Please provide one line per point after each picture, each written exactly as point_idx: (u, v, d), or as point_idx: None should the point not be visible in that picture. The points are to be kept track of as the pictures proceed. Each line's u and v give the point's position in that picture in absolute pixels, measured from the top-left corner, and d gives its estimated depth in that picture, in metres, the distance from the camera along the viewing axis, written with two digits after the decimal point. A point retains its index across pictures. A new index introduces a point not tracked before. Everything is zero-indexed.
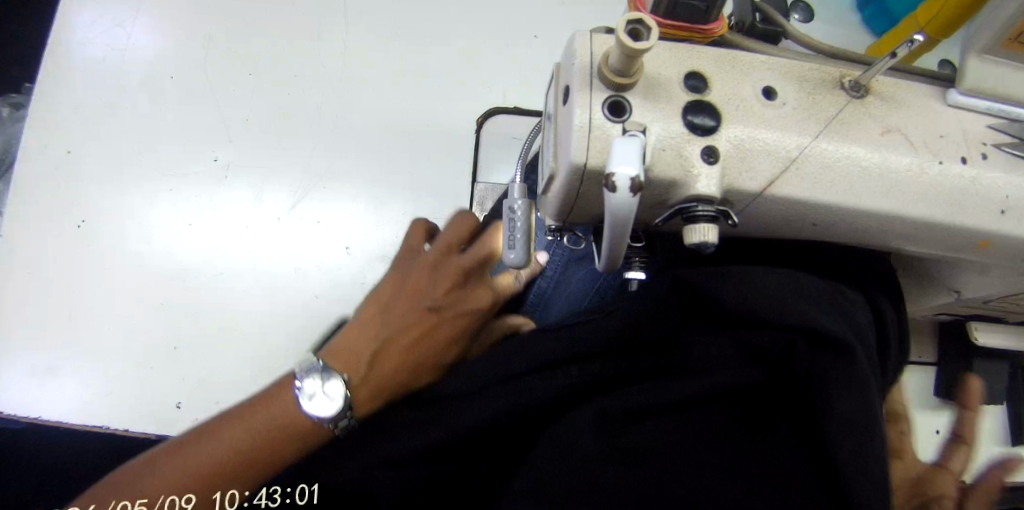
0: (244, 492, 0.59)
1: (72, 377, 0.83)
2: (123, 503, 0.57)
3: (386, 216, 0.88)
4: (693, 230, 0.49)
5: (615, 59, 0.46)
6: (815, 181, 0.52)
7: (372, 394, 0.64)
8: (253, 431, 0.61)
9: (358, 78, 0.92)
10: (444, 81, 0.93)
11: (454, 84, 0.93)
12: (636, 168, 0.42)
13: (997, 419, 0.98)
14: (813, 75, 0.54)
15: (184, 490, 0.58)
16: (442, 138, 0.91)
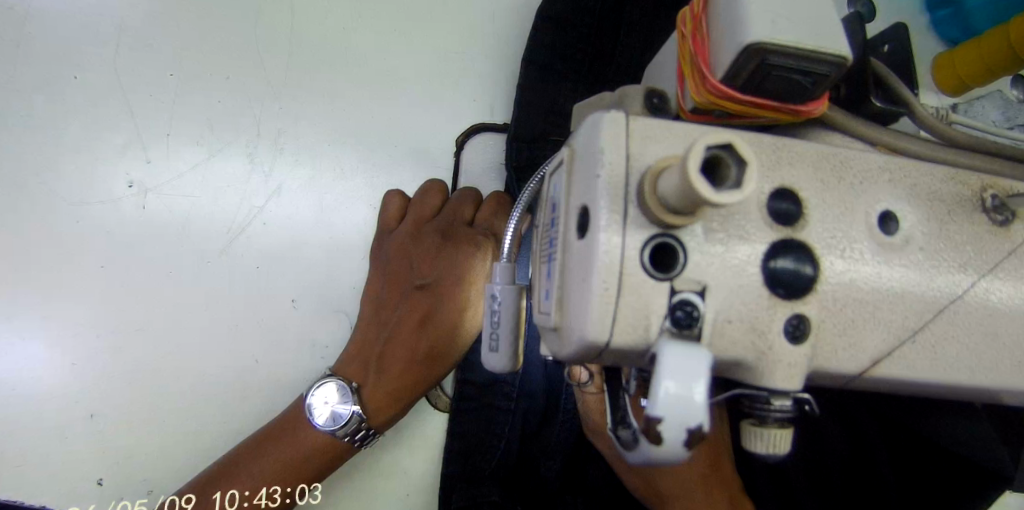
0: (244, 493, 0.61)
1: None
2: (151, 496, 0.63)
3: (345, 262, 0.71)
4: (756, 434, 0.33)
5: (672, 192, 0.28)
6: (936, 355, 0.36)
7: (386, 406, 0.65)
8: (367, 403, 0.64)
9: (306, 82, 0.71)
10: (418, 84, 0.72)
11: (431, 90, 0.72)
12: (699, 406, 0.26)
13: None
14: (947, 187, 0.37)
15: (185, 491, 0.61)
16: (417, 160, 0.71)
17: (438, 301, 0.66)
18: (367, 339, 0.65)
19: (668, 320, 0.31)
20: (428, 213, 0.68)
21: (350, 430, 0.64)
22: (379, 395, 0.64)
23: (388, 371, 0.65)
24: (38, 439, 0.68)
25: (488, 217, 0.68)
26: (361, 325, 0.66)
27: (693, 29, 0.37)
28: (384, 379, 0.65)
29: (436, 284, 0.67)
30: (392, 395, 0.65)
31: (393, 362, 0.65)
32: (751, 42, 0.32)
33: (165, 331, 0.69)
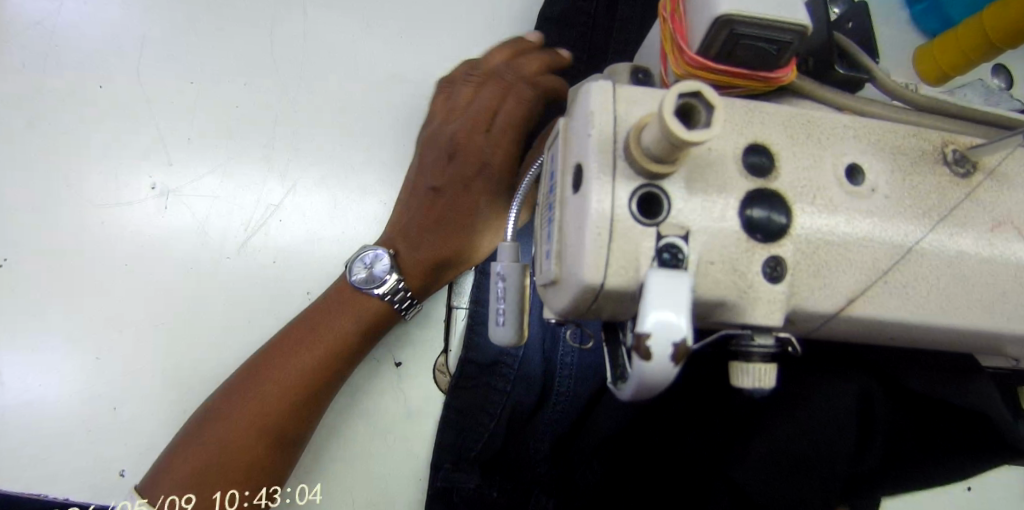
0: (244, 492, 0.58)
1: None
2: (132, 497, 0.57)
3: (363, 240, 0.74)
4: (744, 370, 0.36)
5: (652, 140, 0.32)
6: (908, 295, 0.39)
7: (421, 271, 0.67)
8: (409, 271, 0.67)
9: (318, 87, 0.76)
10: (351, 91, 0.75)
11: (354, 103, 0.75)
12: (682, 323, 0.29)
13: None
14: (909, 143, 0.41)
15: (185, 489, 0.56)
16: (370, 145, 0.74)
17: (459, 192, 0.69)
18: (395, 223, 0.69)
19: (655, 260, 0.34)
20: (462, 104, 0.71)
21: (390, 289, 0.65)
22: (414, 267, 0.67)
23: (420, 244, 0.67)
24: (63, 429, 0.71)
25: (517, 113, 0.68)
26: (391, 219, 0.70)
27: (671, 12, 0.41)
28: (411, 254, 0.67)
29: (451, 182, 0.69)
30: (430, 262, 0.67)
31: (424, 236, 0.68)
32: (719, 14, 0.36)
33: (186, 324, 0.73)
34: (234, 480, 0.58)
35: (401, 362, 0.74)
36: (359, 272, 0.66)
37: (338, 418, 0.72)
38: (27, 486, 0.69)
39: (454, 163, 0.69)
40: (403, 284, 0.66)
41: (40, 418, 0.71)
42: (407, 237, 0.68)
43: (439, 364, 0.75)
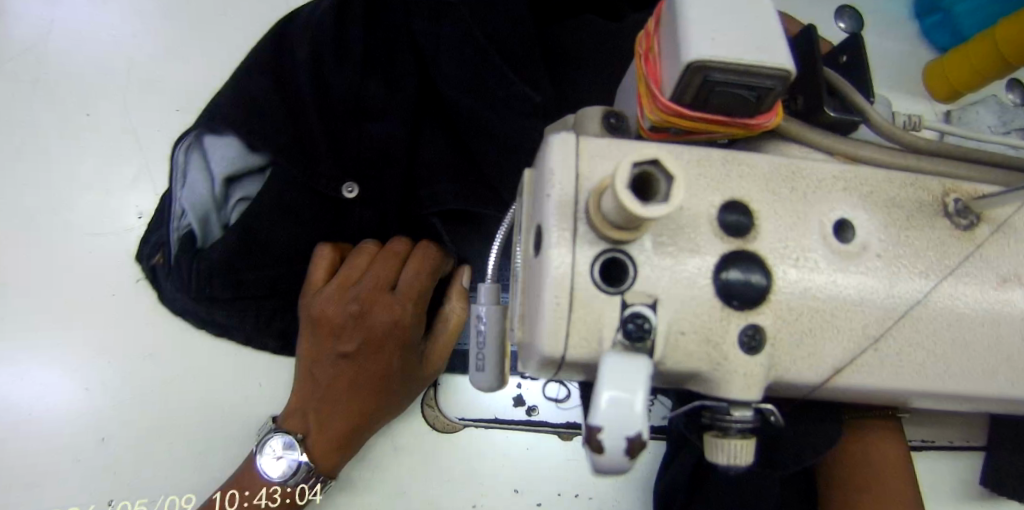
0: (244, 492, 0.60)
1: None
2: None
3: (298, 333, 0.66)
4: (719, 445, 0.33)
5: (610, 207, 0.29)
6: (902, 362, 0.36)
7: (333, 450, 0.61)
8: (332, 435, 0.61)
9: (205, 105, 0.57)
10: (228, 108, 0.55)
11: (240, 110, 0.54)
12: (639, 414, 0.27)
13: None
14: (905, 194, 0.38)
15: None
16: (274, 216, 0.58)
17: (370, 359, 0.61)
18: (302, 395, 0.63)
19: (620, 332, 0.32)
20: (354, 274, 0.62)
21: (303, 476, 0.60)
22: (334, 438, 0.61)
23: (327, 423, 0.61)
24: (46, 463, 0.70)
25: (427, 265, 0.62)
26: (299, 381, 0.64)
27: (645, 52, 0.38)
28: (320, 436, 0.61)
29: (360, 346, 0.61)
30: (338, 446, 0.61)
31: (331, 413, 0.61)
32: (689, 62, 0.33)
33: (171, 355, 0.73)
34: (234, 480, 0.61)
35: None
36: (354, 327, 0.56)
37: None
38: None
39: (356, 330, 0.62)
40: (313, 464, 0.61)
41: (24, 451, 0.70)
42: (314, 409, 0.62)
43: (428, 397, 0.72)
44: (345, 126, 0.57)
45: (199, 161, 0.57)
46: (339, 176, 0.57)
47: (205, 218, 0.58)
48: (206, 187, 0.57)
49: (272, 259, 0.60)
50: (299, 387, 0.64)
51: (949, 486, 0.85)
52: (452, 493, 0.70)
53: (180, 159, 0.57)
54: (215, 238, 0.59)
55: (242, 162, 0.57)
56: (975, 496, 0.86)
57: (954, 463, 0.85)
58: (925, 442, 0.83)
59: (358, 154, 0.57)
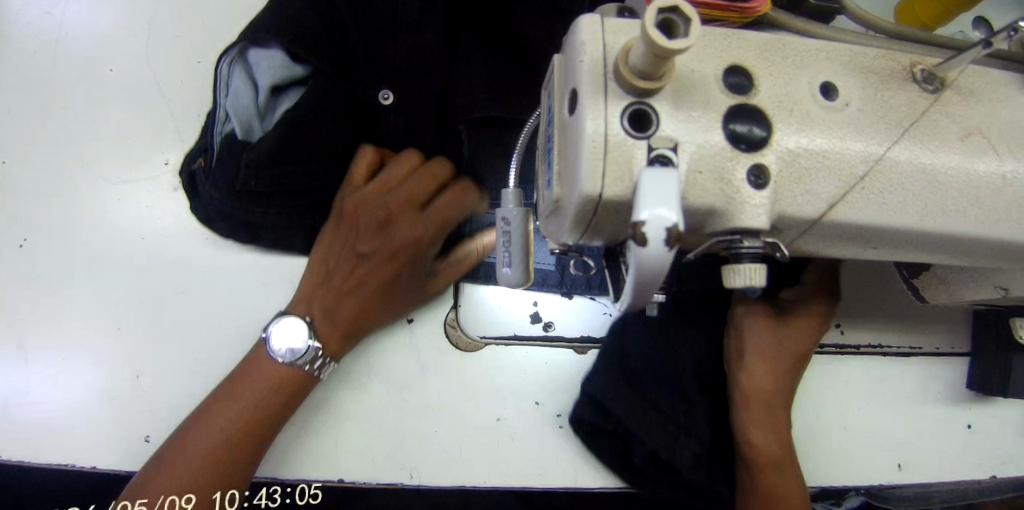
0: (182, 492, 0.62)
1: (28, 420, 0.72)
2: (124, 502, 0.62)
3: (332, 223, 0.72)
4: (735, 271, 0.40)
5: (637, 58, 0.35)
6: (884, 201, 0.42)
7: (341, 340, 0.69)
8: (343, 319, 0.69)
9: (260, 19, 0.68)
10: (289, 25, 0.67)
11: (298, 28, 0.67)
12: (674, 212, 0.32)
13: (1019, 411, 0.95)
14: (879, 64, 0.44)
15: (184, 490, 0.62)
16: (323, 116, 0.70)
17: (384, 264, 0.70)
18: (310, 283, 0.71)
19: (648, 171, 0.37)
20: (389, 183, 0.70)
21: (310, 359, 0.67)
22: (347, 325, 0.69)
23: (337, 310, 0.69)
24: (90, 400, 0.73)
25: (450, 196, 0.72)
26: (310, 272, 0.71)
27: None
28: (326, 316, 0.69)
29: (381, 251, 0.70)
30: (353, 329, 0.70)
31: (341, 302, 0.70)
32: None
33: (206, 294, 0.77)
34: (177, 482, 0.62)
35: (412, 320, 0.78)
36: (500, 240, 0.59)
37: (357, 376, 0.76)
38: (56, 452, 0.71)
39: (380, 234, 0.70)
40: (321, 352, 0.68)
41: (68, 391, 0.74)
42: (328, 289, 0.70)
43: (450, 319, 0.78)
44: (382, 39, 0.73)
45: (243, 73, 0.70)
46: (378, 83, 0.73)
47: (247, 122, 0.70)
48: (251, 95, 0.70)
49: (305, 153, 0.70)
50: (309, 270, 0.72)
51: (933, 389, 0.93)
52: (478, 408, 0.76)
53: (225, 69, 0.69)
54: (255, 137, 0.71)
55: (287, 70, 0.69)
56: (956, 398, 0.94)
57: (937, 368, 0.94)
58: (911, 349, 0.93)
59: (396, 65, 0.73)
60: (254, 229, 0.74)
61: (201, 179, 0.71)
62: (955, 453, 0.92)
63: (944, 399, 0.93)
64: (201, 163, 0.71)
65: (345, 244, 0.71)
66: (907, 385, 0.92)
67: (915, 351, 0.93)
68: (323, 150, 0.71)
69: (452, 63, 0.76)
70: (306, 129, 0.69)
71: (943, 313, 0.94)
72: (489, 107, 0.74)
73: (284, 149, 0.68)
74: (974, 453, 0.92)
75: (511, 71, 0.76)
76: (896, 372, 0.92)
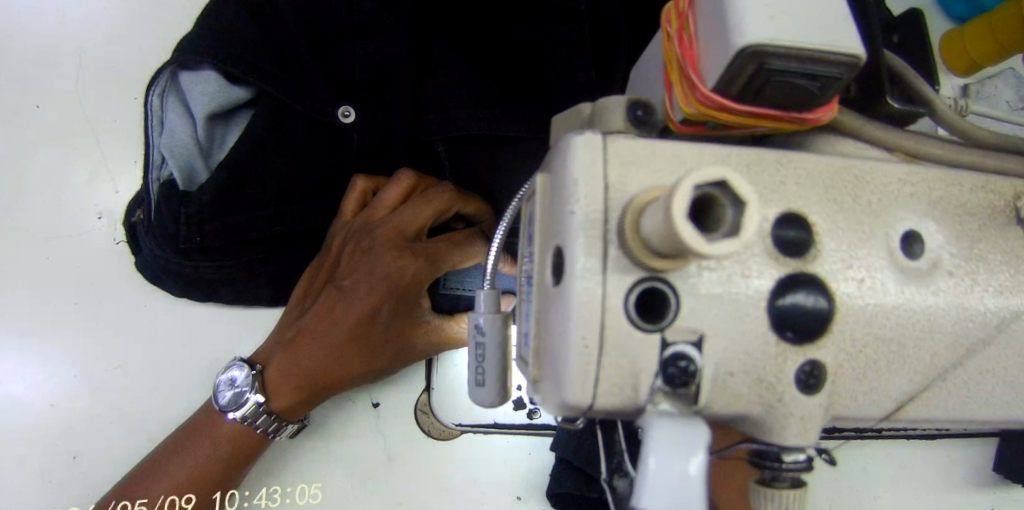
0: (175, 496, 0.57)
1: None
2: (122, 502, 0.57)
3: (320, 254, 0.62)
4: (765, 495, 0.29)
5: (656, 235, 0.24)
6: (968, 391, 0.32)
7: (291, 396, 0.58)
8: (291, 372, 0.57)
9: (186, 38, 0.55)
10: (213, 42, 0.54)
11: (224, 43, 0.54)
12: (694, 492, 0.23)
13: None
14: (977, 199, 0.33)
15: (184, 491, 0.58)
16: (267, 150, 0.57)
17: (349, 303, 0.56)
18: (283, 328, 0.61)
19: (660, 377, 0.27)
20: (378, 208, 0.59)
21: (253, 413, 0.58)
22: (295, 375, 0.57)
23: (288, 360, 0.58)
24: (8, 487, 0.64)
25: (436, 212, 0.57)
26: (285, 318, 0.62)
27: (678, 31, 0.32)
28: (276, 368, 0.58)
29: (348, 285, 0.57)
30: (304, 386, 0.58)
31: (295, 350, 0.58)
32: (743, 46, 0.27)
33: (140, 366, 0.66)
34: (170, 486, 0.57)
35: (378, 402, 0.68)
36: (477, 352, 0.48)
37: (314, 464, 0.66)
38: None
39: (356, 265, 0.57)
40: (266, 408, 0.58)
41: None
42: (307, 343, 0.57)
43: (420, 402, 0.68)
44: (339, 46, 0.58)
45: (178, 101, 0.57)
46: (335, 98, 0.57)
47: (187, 162, 0.57)
48: (187, 128, 0.57)
49: (254, 195, 0.57)
50: (286, 312, 0.62)
51: (959, 473, 0.84)
52: (453, 504, 0.66)
53: (154, 101, 0.55)
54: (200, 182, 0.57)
55: (225, 94, 0.56)
56: (983, 483, 0.84)
57: (964, 450, 0.84)
58: (936, 431, 0.83)
59: (356, 77, 0.58)
60: (207, 286, 0.61)
61: (143, 232, 0.59)
62: None
63: (971, 483, 0.84)
64: (142, 214, 0.61)
65: (325, 279, 0.60)
66: (932, 470, 0.83)
67: (941, 433, 0.83)
68: (274, 189, 0.58)
69: (429, 75, 0.61)
70: (248, 165, 0.56)
71: None
72: (471, 122, 0.59)
73: (225, 193, 0.56)
74: None
75: (496, 82, 0.60)
76: (919, 455, 0.83)
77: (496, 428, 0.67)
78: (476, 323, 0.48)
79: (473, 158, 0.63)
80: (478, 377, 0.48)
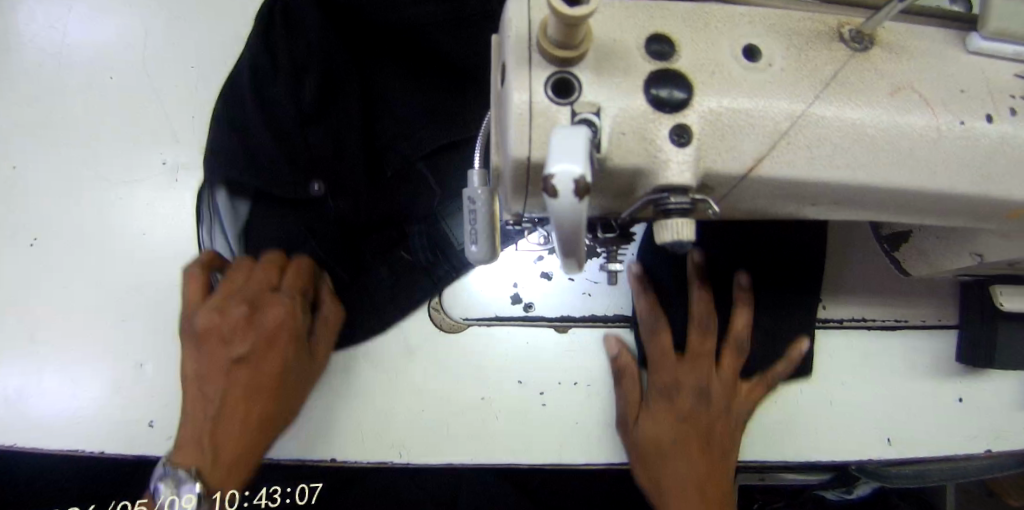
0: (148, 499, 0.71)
1: (43, 409, 0.77)
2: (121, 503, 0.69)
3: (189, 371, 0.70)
4: (665, 226, 0.42)
5: (552, 29, 0.38)
6: (810, 154, 0.44)
7: (227, 476, 0.67)
8: (230, 462, 0.68)
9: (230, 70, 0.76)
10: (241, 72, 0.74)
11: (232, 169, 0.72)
12: (582, 163, 0.34)
13: (1013, 383, 0.94)
14: (804, 26, 0.47)
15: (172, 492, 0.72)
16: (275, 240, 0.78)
17: (259, 401, 0.68)
18: (192, 422, 0.68)
19: None
20: (251, 282, 0.71)
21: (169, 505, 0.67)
22: (226, 457, 0.67)
23: (220, 449, 0.67)
24: (95, 389, 0.78)
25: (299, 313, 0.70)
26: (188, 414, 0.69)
27: None
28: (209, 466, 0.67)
29: (248, 386, 0.68)
30: (246, 452, 0.67)
31: (220, 440, 0.67)
32: None
33: None
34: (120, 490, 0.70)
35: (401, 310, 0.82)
36: (472, 215, 0.61)
37: (343, 359, 0.79)
38: (60, 442, 0.77)
39: (248, 341, 0.68)
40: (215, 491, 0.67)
41: (73, 381, 0.78)
42: (224, 442, 0.67)
43: (433, 302, 0.81)
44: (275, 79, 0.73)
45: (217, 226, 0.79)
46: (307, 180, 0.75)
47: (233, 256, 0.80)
48: (226, 238, 0.79)
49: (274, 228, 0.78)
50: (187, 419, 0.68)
51: (922, 362, 0.92)
52: (463, 388, 0.79)
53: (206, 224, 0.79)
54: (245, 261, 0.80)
55: (231, 213, 0.78)
56: (945, 370, 0.92)
57: (927, 342, 0.93)
58: (897, 322, 0.92)
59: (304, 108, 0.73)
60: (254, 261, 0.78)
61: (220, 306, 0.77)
62: (945, 424, 0.91)
63: (934, 372, 0.92)
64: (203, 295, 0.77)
65: (197, 384, 0.69)
66: (897, 358, 0.91)
67: (903, 324, 0.92)
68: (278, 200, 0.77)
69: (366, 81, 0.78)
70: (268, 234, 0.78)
71: (929, 281, 0.94)
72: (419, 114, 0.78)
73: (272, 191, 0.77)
74: (963, 425, 0.92)
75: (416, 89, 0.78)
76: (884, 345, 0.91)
77: (496, 321, 0.81)
78: (468, 195, 0.61)
79: (441, 98, 0.79)
80: (473, 236, 0.61)
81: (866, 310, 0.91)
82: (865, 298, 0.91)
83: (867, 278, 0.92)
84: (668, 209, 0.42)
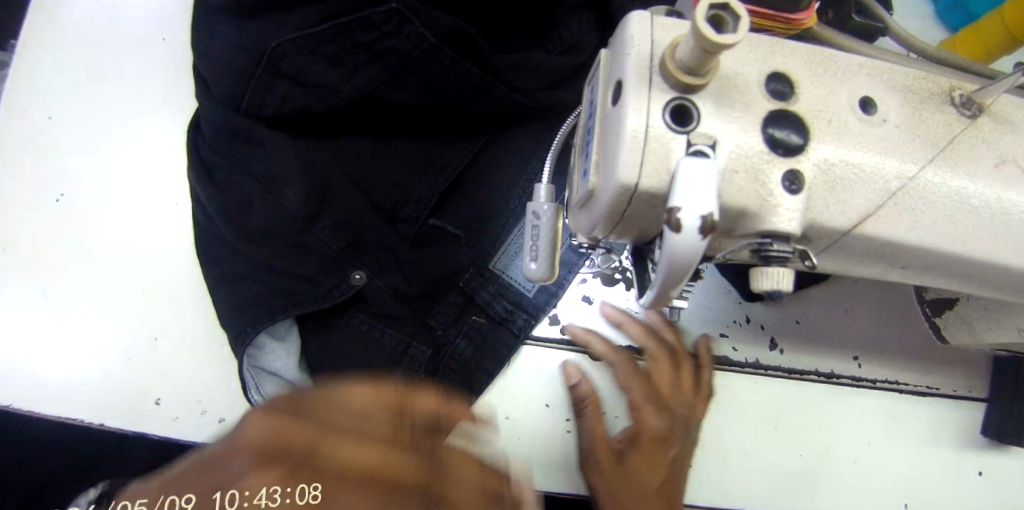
0: None
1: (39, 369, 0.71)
2: None
3: None
4: (763, 273, 0.41)
5: (684, 53, 0.36)
6: (915, 217, 0.42)
7: None
8: None
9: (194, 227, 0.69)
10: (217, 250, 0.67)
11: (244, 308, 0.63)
12: (709, 198, 0.33)
13: None
14: (919, 85, 0.45)
15: None
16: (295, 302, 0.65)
17: None
18: None
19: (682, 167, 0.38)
20: None
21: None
22: None
23: None
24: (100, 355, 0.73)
25: None
26: None
27: None
28: None
29: None
30: None
31: None
32: None
33: None
34: None
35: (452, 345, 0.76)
36: (532, 232, 0.59)
37: None
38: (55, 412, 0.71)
39: None
40: None
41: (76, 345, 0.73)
42: None
43: None
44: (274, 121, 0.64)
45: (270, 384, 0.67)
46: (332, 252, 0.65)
47: None
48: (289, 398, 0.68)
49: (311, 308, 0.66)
50: None
51: (949, 433, 0.89)
52: None
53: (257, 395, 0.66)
54: None
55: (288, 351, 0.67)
56: (972, 443, 0.89)
57: (956, 413, 0.90)
58: (928, 389, 0.90)
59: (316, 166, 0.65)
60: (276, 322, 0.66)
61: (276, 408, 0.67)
62: (972, 502, 0.88)
63: (961, 444, 0.89)
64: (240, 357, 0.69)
65: None
66: (927, 426, 0.89)
67: (933, 391, 0.90)
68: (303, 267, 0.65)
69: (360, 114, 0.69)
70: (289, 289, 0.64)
71: (964, 351, 0.92)
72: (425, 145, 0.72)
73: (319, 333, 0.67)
74: (993, 505, 0.87)
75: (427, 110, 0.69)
76: (912, 411, 0.89)
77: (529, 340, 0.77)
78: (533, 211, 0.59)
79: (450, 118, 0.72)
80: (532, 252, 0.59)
81: (897, 371, 0.90)
82: (898, 359, 0.90)
83: (903, 340, 0.90)
84: (765, 258, 0.41)
